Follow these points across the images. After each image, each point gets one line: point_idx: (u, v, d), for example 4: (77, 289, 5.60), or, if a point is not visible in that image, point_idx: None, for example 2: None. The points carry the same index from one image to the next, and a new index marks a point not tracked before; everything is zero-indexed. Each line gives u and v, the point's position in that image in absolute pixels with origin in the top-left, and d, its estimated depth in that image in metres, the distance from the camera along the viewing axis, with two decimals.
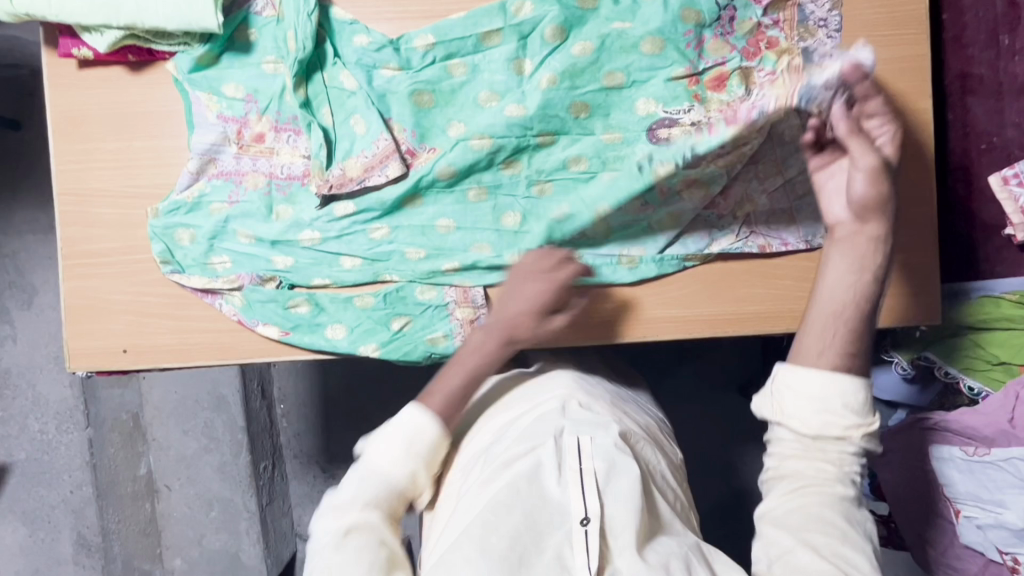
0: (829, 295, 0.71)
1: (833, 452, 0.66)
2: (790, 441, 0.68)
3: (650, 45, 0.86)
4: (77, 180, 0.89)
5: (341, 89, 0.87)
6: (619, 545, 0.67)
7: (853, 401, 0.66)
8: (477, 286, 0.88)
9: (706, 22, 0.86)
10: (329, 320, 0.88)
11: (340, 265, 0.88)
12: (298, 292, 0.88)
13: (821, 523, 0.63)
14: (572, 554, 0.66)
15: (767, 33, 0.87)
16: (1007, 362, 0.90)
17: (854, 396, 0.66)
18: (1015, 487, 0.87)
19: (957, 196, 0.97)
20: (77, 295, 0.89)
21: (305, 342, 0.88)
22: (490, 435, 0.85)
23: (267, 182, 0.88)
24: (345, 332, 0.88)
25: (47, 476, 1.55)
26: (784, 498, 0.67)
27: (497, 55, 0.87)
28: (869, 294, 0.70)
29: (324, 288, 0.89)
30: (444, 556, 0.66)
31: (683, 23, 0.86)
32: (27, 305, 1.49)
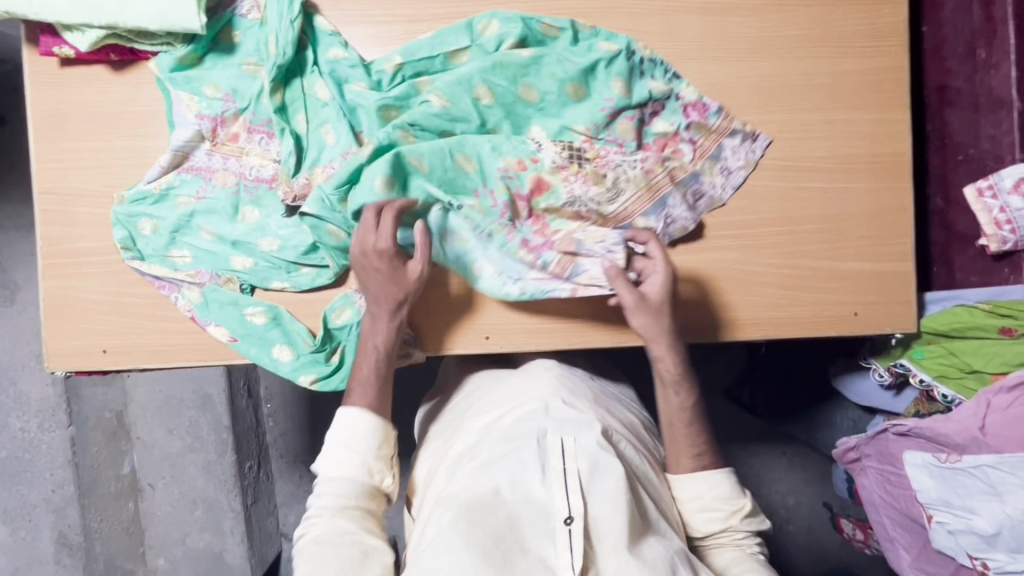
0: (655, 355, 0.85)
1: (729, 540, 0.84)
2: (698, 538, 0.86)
3: (574, 88, 0.87)
4: (58, 179, 0.89)
5: (316, 98, 0.88)
6: (603, 545, 0.70)
7: (722, 493, 0.84)
8: None
9: (636, 100, 0.88)
10: (278, 339, 0.87)
11: (299, 271, 0.89)
12: (257, 302, 0.88)
13: None
14: (555, 554, 0.69)
15: (679, 142, 0.90)
16: (979, 370, 0.91)
17: (721, 490, 0.83)
18: (984, 493, 0.88)
19: (935, 206, 0.98)
20: (57, 295, 0.89)
21: (251, 355, 0.87)
22: (476, 432, 0.86)
23: (236, 181, 0.88)
24: (292, 355, 0.88)
25: (28, 474, 1.54)
26: None
27: (468, 73, 0.85)
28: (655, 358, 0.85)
29: (282, 293, 0.89)
30: (429, 550, 0.68)
31: (614, 83, 0.87)
32: (9, 302, 1.47)
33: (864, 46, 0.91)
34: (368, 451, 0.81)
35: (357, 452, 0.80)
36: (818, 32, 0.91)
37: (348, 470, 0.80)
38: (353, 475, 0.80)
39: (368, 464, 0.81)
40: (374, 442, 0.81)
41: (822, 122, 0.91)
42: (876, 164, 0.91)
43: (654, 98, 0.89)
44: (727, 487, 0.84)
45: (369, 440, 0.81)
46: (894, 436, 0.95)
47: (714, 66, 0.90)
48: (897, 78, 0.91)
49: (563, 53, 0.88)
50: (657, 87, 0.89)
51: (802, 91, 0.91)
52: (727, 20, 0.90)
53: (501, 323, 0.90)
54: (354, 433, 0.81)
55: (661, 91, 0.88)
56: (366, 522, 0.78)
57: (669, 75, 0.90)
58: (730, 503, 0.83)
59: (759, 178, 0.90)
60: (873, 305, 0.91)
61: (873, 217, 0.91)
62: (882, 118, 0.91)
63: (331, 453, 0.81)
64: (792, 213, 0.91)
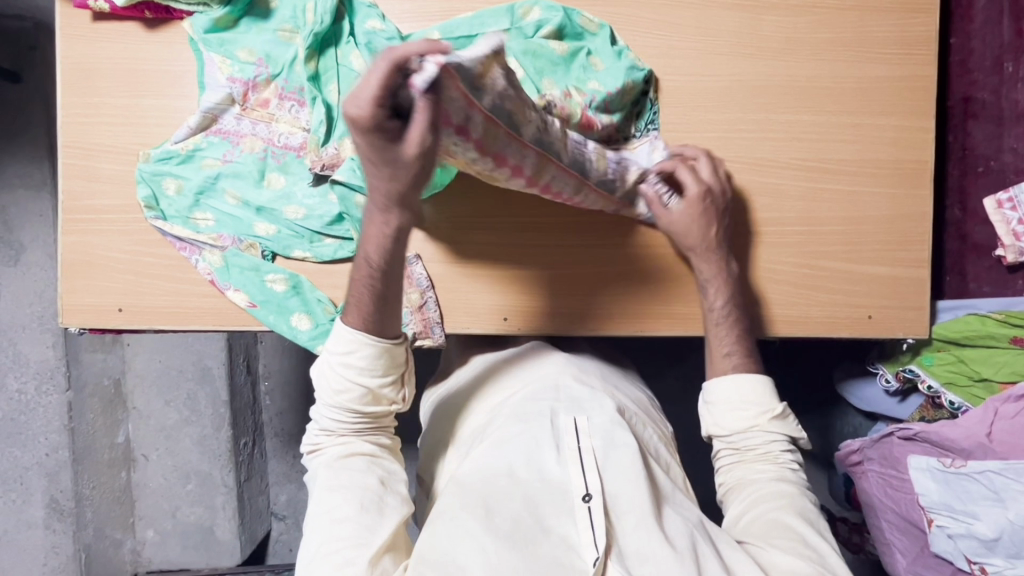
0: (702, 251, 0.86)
1: (760, 446, 0.83)
2: (729, 451, 0.85)
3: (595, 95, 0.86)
4: (84, 134, 0.88)
5: (350, 69, 0.87)
6: (624, 520, 0.70)
7: (754, 395, 0.84)
8: (420, 267, 0.89)
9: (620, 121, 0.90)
10: (297, 308, 0.88)
11: (320, 242, 0.89)
12: (278, 269, 0.88)
13: (782, 528, 0.75)
14: (577, 533, 0.69)
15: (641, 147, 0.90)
16: (988, 379, 0.93)
17: (754, 389, 0.84)
18: (987, 499, 0.89)
19: (953, 216, 0.99)
20: (76, 250, 0.88)
21: (268, 321, 0.87)
22: (487, 412, 0.86)
23: (264, 147, 0.88)
24: (310, 324, 0.88)
25: (22, 437, 1.50)
26: (745, 509, 0.80)
27: (502, 50, 0.85)
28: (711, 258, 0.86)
29: (302, 262, 0.89)
30: (446, 530, 0.69)
31: (624, 90, 0.87)
32: (14, 262, 1.45)
33: (895, 53, 0.92)
34: (370, 382, 0.75)
35: (358, 380, 0.75)
36: (850, 37, 0.92)
37: (350, 399, 0.75)
38: (355, 406, 0.75)
39: (376, 391, 0.75)
40: (379, 369, 0.75)
41: (849, 126, 0.92)
42: (899, 170, 0.92)
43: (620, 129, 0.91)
44: (764, 391, 0.84)
45: (373, 367, 0.74)
46: (899, 440, 0.96)
47: (746, 62, 0.91)
48: (925, 86, 0.92)
49: (600, 52, 0.89)
50: (629, 124, 0.92)
51: (831, 93, 0.92)
52: (761, 18, 0.91)
53: (521, 305, 0.91)
54: (353, 362, 0.74)
55: (631, 130, 0.92)
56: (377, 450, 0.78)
57: (654, 123, 0.91)
58: (761, 403, 0.84)
59: (782, 177, 0.92)
60: (887, 309, 0.92)
61: (893, 223, 0.92)
62: (908, 126, 0.92)
63: (329, 374, 0.75)
64: (814, 214, 0.92)
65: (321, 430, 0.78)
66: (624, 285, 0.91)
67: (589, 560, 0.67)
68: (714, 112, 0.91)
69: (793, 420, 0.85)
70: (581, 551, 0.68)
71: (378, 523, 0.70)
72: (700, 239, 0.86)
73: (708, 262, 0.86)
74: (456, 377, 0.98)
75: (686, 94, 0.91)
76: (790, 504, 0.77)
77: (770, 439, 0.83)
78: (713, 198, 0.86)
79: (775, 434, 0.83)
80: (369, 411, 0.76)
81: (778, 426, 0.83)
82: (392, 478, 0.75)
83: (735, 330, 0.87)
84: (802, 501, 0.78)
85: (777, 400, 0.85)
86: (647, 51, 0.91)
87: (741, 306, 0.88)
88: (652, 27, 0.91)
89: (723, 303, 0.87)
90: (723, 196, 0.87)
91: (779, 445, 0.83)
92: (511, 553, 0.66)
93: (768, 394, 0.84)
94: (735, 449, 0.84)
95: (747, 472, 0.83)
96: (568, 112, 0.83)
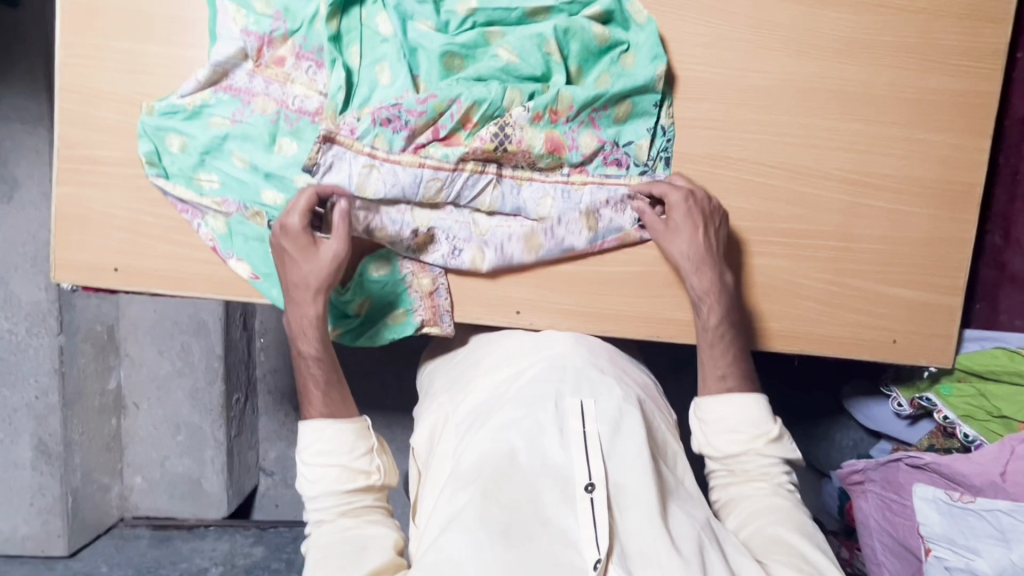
0: (697, 260, 0.82)
1: (751, 467, 0.80)
2: (723, 473, 0.82)
3: (621, 107, 0.83)
4: (84, 78, 0.82)
5: (375, 32, 0.82)
6: (627, 516, 0.68)
7: (749, 421, 0.81)
8: (439, 256, 0.84)
9: (618, 139, 0.85)
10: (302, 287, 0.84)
11: None
12: None
13: (783, 546, 0.73)
14: (577, 528, 0.66)
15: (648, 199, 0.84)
16: (1008, 417, 0.92)
17: (749, 418, 0.81)
18: (992, 537, 0.88)
19: (993, 242, 0.96)
20: (71, 202, 0.83)
21: (271, 295, 0.84)
22: (486, 392, 0.82)
23: (277, 109, 0.82)
24: None
25: (12, 377, 1.40)
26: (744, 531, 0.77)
27: (543, 27, 0.81)
28: (707, 263, 0.82)
29: None
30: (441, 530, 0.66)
31: (617, 106, 0.83)
32: (6, 198, 1.33)
33: (958, 65, 0.86)
34: (342, 458, 0.76)
35: (333, 458, 0.76)
36: (914, 42, 0.85)
37: (330, 483, 0.76)
38: (332, 486, 0.76)
39: (347, 466, 0.76)
40: (348, 443, 0.77)
41: (900, 139, 0.86)
42: (947, 191, 0.87)
43: (629, 152, 0.85)
44: (760, 410, 0.81)
45: (342, 444, 0.77)
46: (907, 467, 0.96)
47: (799, 61, 0.85)
48: (984, 103, 0.86)
49: (639, 49, 0.83)
50: (642, 147, 0.85)
51: (885, 102, 0.86)
52: (821, 13, 0.85)
53: (535, 299, 0.87)
54: (323, 442, 0.77)
55: (642, 157, 0.85)
56: (362, 526, 0.75)
57: (666, 152, 0.86)
58: (757, 426, 0.80)
59: (823, 187, 0.86)
60: (915, 337, 0.89)
61: (932, 246, 0.88)
62: (961, 144, 0.87)
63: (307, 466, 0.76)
64: (852, 230, 0.87)
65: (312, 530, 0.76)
66: (644, 289, 0.87)
67: (589, 558, 0.65)
68: (759, 111, 0.85)
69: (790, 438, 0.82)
70: (581, 546, 0.65)
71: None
72: (688, 248, 0.82)
73: (703, 274, 0.82)
74: (454, 356, 0.96)
75: (732, 90, 0.85)
76: (788, 522, 0.76)
77: (766, 460, 0.80)
78: (695, 202, 0.82)
79: (771, 457, 0.80)
80: (350, 490, 0.76)
81: (776, 450, 0.80)
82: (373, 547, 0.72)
83: (733, 352, 0.83)
84: (797, 514, 0.77)
85: (773, 422, 0.82)
86: (696, 40, 0.84)
87: (738, 328, 0.84)
88: (703, 12, 0.84)
89: (719, 321, 0.82)
90: (707, 202, 0.83)
91: (777, 467, 0.81)
92: (507, 549, 0.64)
93: (765, 415, 0.81)
94: (730, 471, 0.81)
95: (742, 492, 0.80)
96: (525, 145, 0.81)
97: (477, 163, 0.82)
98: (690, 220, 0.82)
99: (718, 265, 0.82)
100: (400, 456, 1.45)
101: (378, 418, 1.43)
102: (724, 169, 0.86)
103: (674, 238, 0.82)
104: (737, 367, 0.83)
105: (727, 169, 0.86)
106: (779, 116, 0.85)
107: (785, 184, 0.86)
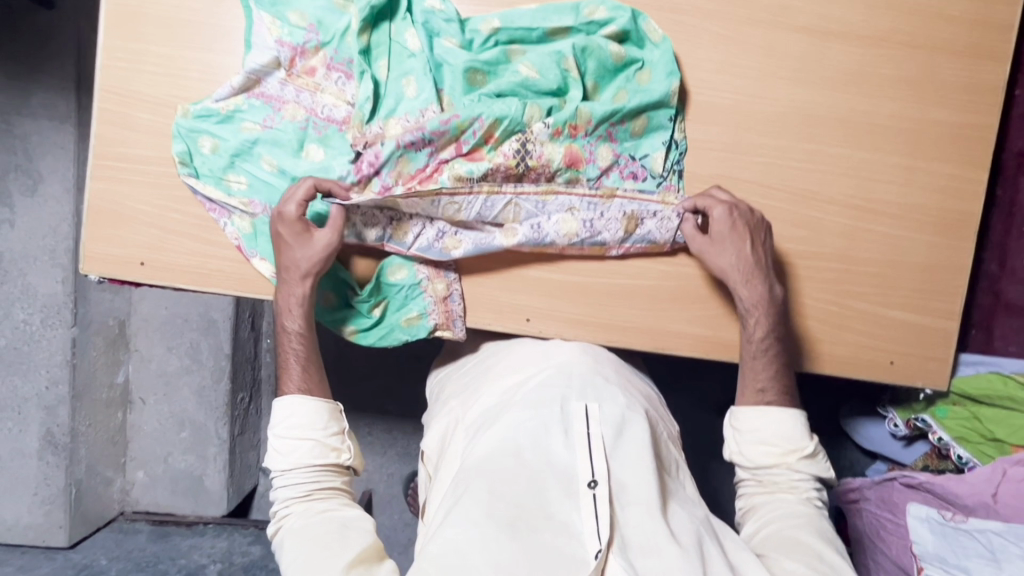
0: (748, 276, 0.84)
1: (782, 479, 0.82)
2: (750, 483, 0.84)
3: (638, 123, 0.87)
4: (123, 80, 0.86)
5: (404, 47, 0.86)
6: (628, 511, 0.70)
7: (784, 435, 0.82)
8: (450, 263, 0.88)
9: (635, 153, 0.88)
10: (324, 287, 0.88)
11: None
12: None
13: (801, 547, 0.74)
14: (580, 520, 0.69)
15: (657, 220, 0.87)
16: (1001, 440, 0.94)
17: (781, 429, 0.82)
18: (981, 557, 0.91)
19: (989, 270, 0.99)
20: (104, 197, 0.86)
21: None
22: (495, 396, 0.84)
23: (306, 117, 0.86)
24: (334, 303, 0.89)
25: (24, 366, 1.43)
26: (764, 531, 0.78)
27: (562, 46, 0.85)
28: (758, 277, 0.85)
29: None
30: (447, 521, 0.69)
31: (634, 121, 0.87)
32: (31, 191, 1.36)
33: (958, 99, 0.89)
34: (315, 433, 0.80)
35: (306, 433, 0.80)
36: (916, 76, 0.89)
37: (301, 457, 0.79)
38: (305, 459, 0.79)
39: (319, 443, 0.80)
40: (320, 419, 0.81)
41: (900, 168, 0.90)
42: (945, 219, 0.90)
43: (645, 165, 0.88)
44: (795, 426, 0.82)
45: (314, 419, 0.80)
46: (900, 486, 0.99)
47: (806, 89, 0.89)
48: (983, 136, 0.90)
49: (654, 66, 0.87)
50: (657, 159, 0.88)
51: (887, 132, 0.90)
52: (828, 46, 0.89)
53: (545, 308, 0.90)
54: (298, 417, 0.80)
55: (658, 168, 0.88)
56: (336, 502, 0.78)
57: (678, 165, 0.89)
58: (790, 441, 0.82)
59: (826, 211, 0.90)
60: (912, 358, 0.92)
61: (930, 271, 0.91)
62: (960, 175, 0.90)
63: (280, 443, 0.79)
64: (852, 253, 0.90)
65: (283, 505, 0.78)
66: (650, 302, 0.90)
67: (591, 549, 0.67)
68: (766, 136, 0.89)
69: (822, 455, 0.84)
70: (583, 539, 0.68)
71: (341, 555, 0.71)
72: (738, 260, 0.84)
73: (756, 286, 0.85)
74: (464, 363, 1.00)
75: (741, 115, 0.89)
76: (806, 527, 0.77)
77: (798, 474, 0.82)
78: (740, 214, 0.85)
79: (803, 473, 0.82)
80: (321, 465, 0.79)
81: (807, 465, 0.82)
82: (348, 518, 0.76)
83: (773, 366, 0.85)
84: (818, 521, 0.78)
85: (807, 439, 0.83)
86: (707, 65, 0.88)
87: (783, 343, 0.86)
88: (716, 40, 0.88)
89: (764, 335, 0.85)
90: (752, 214, 0.85)
91: (806, 481, 0.82)
92: (512, 541, 0.66)
93: (801, 432, 0.83)
94: (758, 480, 0.83)
95: (768, 499, 0.82)
96: (546, 160, 0.85)
97: (493, 187, 0.84)
98: (739, 234, 0.84)
99: (767, 279, 0.85)
100: (402, 460, 1.47)
101: (382, 422, 1.45)
102: (731, 189, 0.89)
103: (725, 249, 0.85)
104: (777, 380, 0.85)
105: (734, 190, 0.89)
106: (785, 141, 0.89)
107: (789, 207, 0.90)
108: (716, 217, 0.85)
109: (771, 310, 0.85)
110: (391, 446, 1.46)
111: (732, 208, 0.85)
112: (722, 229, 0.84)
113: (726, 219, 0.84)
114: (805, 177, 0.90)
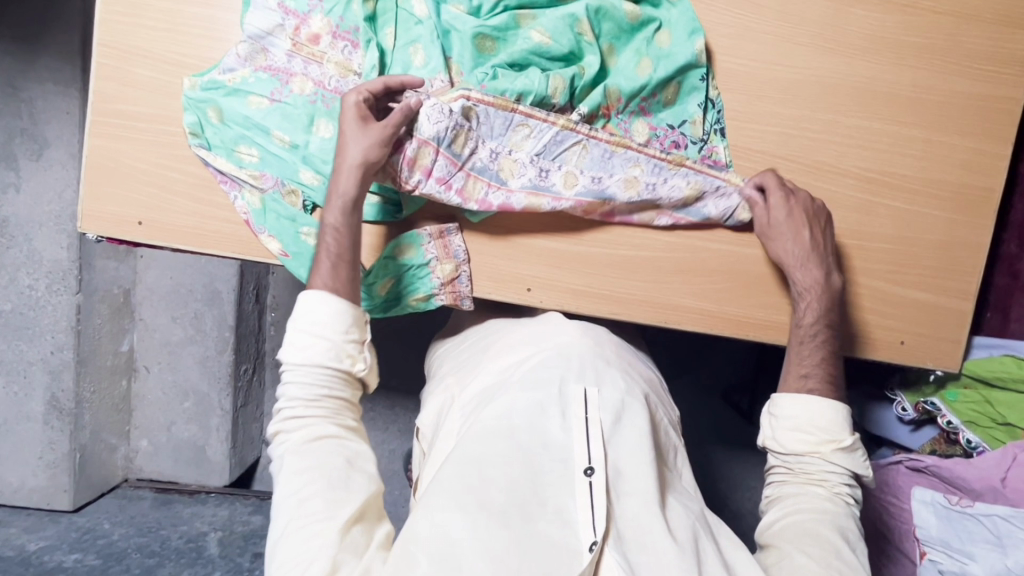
0: (796, 257, 0.83)
1: (812, 468, 0.78)
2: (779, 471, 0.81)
3: (669, 92, 0.85)
4: (124, 35, 0.84)
5: (411, 14, 0.85)
6: (625, 502, 0.69)
7: (820, 423, 0.79)
8: (460, 238, 0.86)
9: (672, 121, 0.86)
10: None
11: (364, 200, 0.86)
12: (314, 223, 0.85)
13: (817, 539, 0.72)
14: (574, 509, 0.67)
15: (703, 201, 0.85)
16: (1012, 424, 0.92)
17: (818, 418, 0.79)
18: (987, 542, 0.90)
19: (1007, 250, 0.97)
20: (102, 154, 0.85)
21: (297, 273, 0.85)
22: (492, 372, 0.83)
23: (315, 89, 0.84)
24: None
25: (29, 331, 1.43)
26: (784, 519, 0.76)
27: (575, 8, 0.83)
28: (809, 259, 0.83)
29: None
30: (428, 502, 0.67)
31: (664, 90, 0.85)
32: (37, 156, 1.35)
33: (985, 69, 0.86)
34: (335, 335, 0.76)
35: (324, 335, 0.76)
36: (942, 44, 0.85)
37: (317, 355, 0.76)
38: (319, 359, 0.75)
39: (336, 349, 0.76)
40: (342, 323, 0.76)
41: (920, 140, 0.87)
42: (965, 194, 0.87)
43: (685, 131, 0.86)
44: (835, 416, 0.79)
45: (335, 322, 0.76)
46: (907, 470, 0.98)
47: (824, 57, 0.86)
48: (1009, 109, 0.86)
49: (672, 27, 0.85)
50: (696, 123, 0.86)
51: (907, 103, 0.86)
52: (850, 11, 0.85)
53: (547, 278, 0.88)
54: (320, 316, 0.76)
55: (697, 132, 0.86)
56: (341, 421, 0.75)
57: (717, 125, 0.86)
58: (828, 431, 0.79)
59: (839, 183, 0.87)
60: (931, 340, 0.89)
61: (948, 249, 0.88)
62: (983, 150, 0.87)
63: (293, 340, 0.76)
64: (866, 229, 0.87)
65: (286, 403, 0.75)
66: (657, 274, 0.88)
67: (585, 540, 0.65)
68: (781, 105, 0.86)
69: (861, 451, 0.79)
70: (578, 529, 0.66)
71: (347, 495, 0.69)
72: (795, 245, 0.83)
73: (807, 271, 0.83)
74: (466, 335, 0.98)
75: (755, 83, 0.86)
76: (827, 520, 0.75)
77: (832, 467, 0.78)
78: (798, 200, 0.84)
79: (837, 466, 0.78)
80: (334, 370, 0.76)
81: (843, 459, 0.78)
82: (355, 453, 0.73)
83: (821, 353, 0.83)
84: (842, 520, 0.75)
85: (846, 432, 0.79)
86: (722, 30, 0.85)
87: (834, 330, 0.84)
88: (732, 3, 0.85)
89: (813, 320, 0.84)
90: (812, 203, 0.84)
91: (839, 475, 0.78)
92: (505, 530, 0.64)
93: (840, 424, 0.79)
94: (789, 467, 0.80)
95: (797, 490, 0.79)
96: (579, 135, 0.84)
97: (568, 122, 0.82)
98: (802, 208, 0.83)
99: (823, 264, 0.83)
100: (402, 437, 1.46)
101: (382, 397, 1.45)
102: (742, 160, 0.87)
103: (786, 228, 0.83)
104: (822, 367, 0.82)
105: (746, 160, 0.87)
106: (801, 112, 0.86)
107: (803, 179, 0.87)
108: (774, 197, 0.83)
109: (820, 296, 0.83)
110: (393, 422, 1.46)
111: (797, 196, 0.84)
112: (789, 209, 0.83)
113: (786, 204, 0.83)
114: (825, 153, 0.86)
